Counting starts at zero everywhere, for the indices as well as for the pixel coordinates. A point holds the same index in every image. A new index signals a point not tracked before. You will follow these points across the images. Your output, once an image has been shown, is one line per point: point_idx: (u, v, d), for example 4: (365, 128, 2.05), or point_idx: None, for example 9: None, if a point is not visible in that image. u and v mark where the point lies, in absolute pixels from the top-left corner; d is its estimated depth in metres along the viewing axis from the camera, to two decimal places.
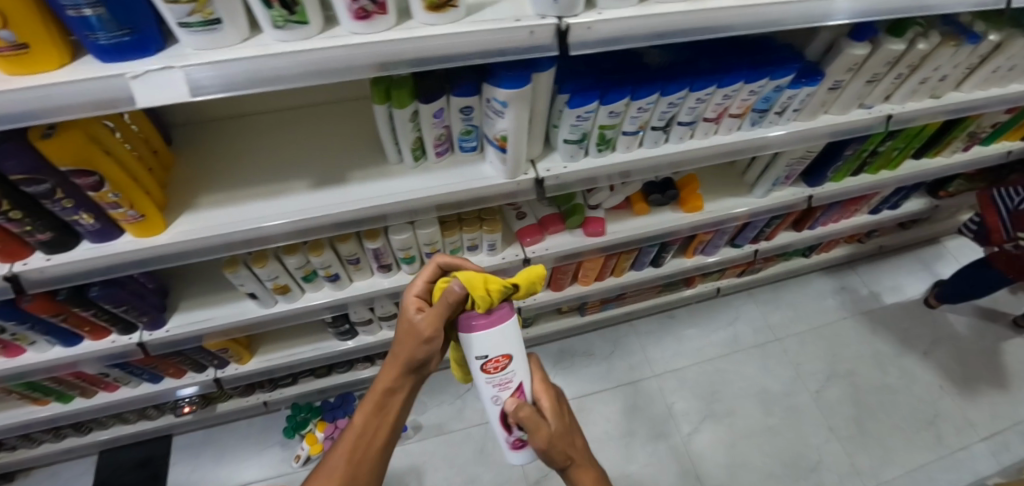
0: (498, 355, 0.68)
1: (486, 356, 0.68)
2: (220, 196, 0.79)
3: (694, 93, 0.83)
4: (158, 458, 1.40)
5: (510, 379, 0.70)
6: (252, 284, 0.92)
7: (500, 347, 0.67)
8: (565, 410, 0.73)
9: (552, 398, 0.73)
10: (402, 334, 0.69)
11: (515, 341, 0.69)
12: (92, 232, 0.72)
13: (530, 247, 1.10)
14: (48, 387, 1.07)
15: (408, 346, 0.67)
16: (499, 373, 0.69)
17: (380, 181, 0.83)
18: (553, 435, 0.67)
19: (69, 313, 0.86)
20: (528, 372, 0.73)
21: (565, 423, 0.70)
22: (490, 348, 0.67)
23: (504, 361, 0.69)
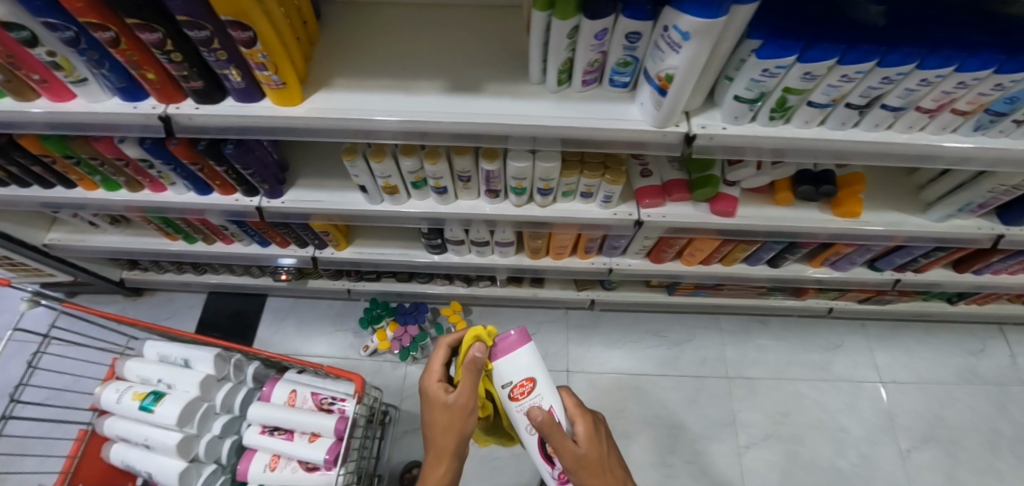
0: (523, 378, 0.78)
1: (511, 383, 0.78)
2: (354, 80, 0.77)
3: (921, 72, 0.65)
4: (251, 312, 1.55)
5: (541, 400, 0.78)
6: (365, 178, 0.92)
7: (521, 373, 0.77)
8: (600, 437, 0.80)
9: (586, 422, 0.80)
10: (447, 420, 0.79)
11: (536, 365, 0.79)
12: (237, 89, 0.73)
13: (646, 210, 1.00)
14: (179, 225, 1.19)
15: (455, 429, 0.79)
16: (525, 398, 0.78)
17: (514, 98, 0.76)
18: (585, 454, 0.76)
19: (205, 164, 0.92)
20: (561, 397, 0.81)
21: (598, 447, 0.78)
22: (512, 375, 0.78)
23: (528, 385, 0.78)
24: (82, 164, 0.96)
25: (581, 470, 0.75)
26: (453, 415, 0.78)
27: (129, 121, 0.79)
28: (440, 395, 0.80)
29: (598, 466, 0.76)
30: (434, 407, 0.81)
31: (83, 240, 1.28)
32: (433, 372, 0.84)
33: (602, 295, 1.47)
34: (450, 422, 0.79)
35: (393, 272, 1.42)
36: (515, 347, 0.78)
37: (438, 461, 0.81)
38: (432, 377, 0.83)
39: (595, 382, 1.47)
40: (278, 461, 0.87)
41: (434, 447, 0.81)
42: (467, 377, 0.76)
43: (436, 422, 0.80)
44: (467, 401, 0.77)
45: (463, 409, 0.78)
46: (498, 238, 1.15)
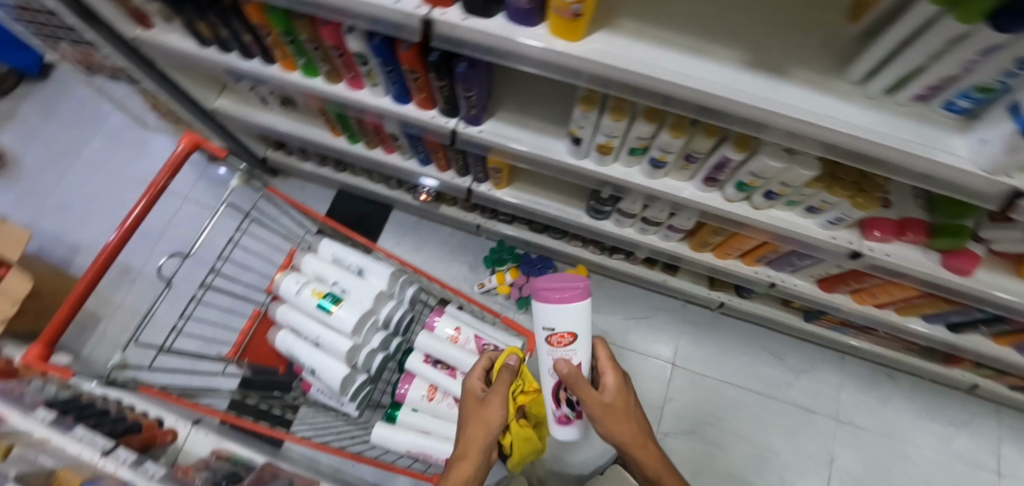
0: (564, 331, 0.73)
1: (551, 328, 0.74)
2: (643, 27, 0.67)
3: None
4: (375, 220, 1.56)
5: (572, 354, 0.75)
6: (587, 132, 0.84)
7: (568, 325, 0.72)
8: (625, 385, 0.80)
9: (615, 374, 0.80)
10: (481, 421, 0.70)
11: (583, 323, 0.74)
12: (518, 10, 0.64)
13: (871, 243, 0.90)
14: (350, 124, 1.15)
15: (482, 427, 0.70)
16: (561, 348, 0.74)
17: (822, 94, 0.65)
18: (613, 404, 0.77)
19: (422, 76, 0.85)
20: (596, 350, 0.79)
21: (623, 400, 0.79)
22: (555, 323, 0.73)
23: (567, 337, 0.74)
24: (294, 44, 0.91)
25: (607, 419, 0.76)
26: (485, 408, 0.71)
27: (381, 16, 0.72)
28: (474, 393, 0.74)
29: (622, 416, 0.78)
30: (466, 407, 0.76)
31: (249, 114, 1.27)
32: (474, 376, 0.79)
33: (735, 301, 1.39)
34: (482, 418, 0.71)
35: (529, 221, 1.38)
36: (574, 299, 0.72)
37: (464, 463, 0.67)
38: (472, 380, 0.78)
39: (697, 383, 1.45)
40: (435, 391, 0.89)
41: (461, 447, 0.68)
42: (504, 377, 0.72)
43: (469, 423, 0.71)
44: (502, 401, 0.71)
45: (498, 410, 0.70)
46: (676, 223, 1.07)
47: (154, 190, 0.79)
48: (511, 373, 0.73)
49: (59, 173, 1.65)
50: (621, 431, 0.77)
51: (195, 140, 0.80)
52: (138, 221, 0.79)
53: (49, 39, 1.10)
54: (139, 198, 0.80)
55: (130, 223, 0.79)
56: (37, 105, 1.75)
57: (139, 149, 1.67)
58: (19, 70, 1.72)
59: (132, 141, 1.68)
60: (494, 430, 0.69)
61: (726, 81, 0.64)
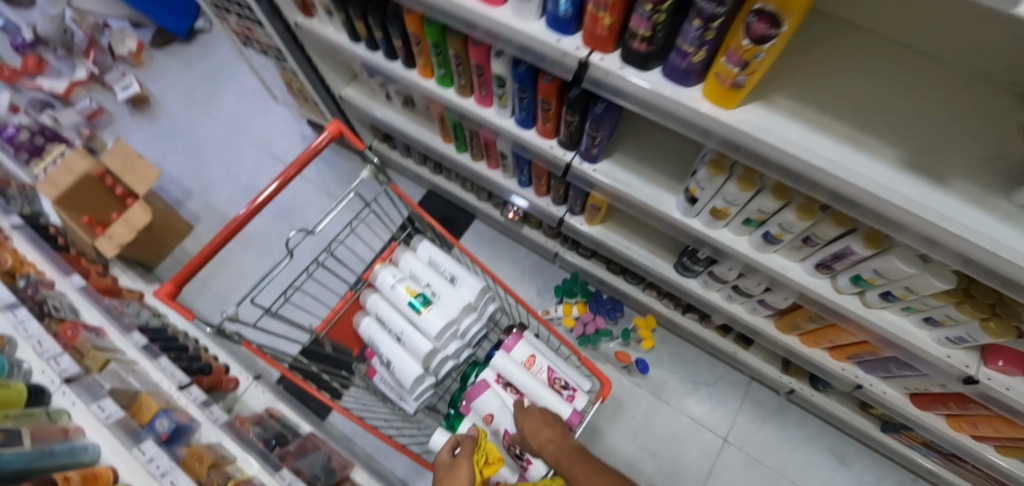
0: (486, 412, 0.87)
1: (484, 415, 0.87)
2: (797, 107, 0.67)
3: None
4: (457, 226, 1.60)
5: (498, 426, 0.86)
6: (706, 194, 0.83)
7: (486, 406, 0.86)
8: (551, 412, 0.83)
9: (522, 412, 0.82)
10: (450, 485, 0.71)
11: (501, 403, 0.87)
12: (677, 69, 0.65)
13: (992, 372, 0.81)
14: (463, 134, 1.21)
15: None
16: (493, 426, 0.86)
17: (986, 212, 0.60)
18: (533, 424, 0.80)
19: (555, 108, 0.88)
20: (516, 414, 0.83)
21: (536, 425, 0.80)
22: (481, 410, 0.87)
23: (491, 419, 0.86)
24: (439, 57, 0.97)
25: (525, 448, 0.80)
26: (453, 470, 0.73)
27: (537, 50, 0.75)
28: (446, 460, 0.78)
29: (536, 432, 0.79)
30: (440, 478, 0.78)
31: (370, 106, 1.36)
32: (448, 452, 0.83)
33: (807, 393, 1.31)
34: (454, 477, 0.72)
35: (609, 260, 1.38)
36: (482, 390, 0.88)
37: None
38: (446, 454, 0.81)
39: (747, 466, 1.37)
40: (489, 420, 0.86)
41: None
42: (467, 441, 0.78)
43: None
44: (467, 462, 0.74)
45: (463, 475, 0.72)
46: (770, 299, 1.03)
47: (298, 164, 0.82)
48: (470, 442, 0.79)
49: (191, 123, 1.83)
50: (540, 446, 0.77)
51: (339, 127, 0.86)
52: (270, 198, 0.80)
53: (220, 11, 1.24)
54: (269, 183, 0.81)
55: (260, 202, 0.79)
56: (183, 62, 1.97)
57: (260, 116, 1.83)
58: (171, 31, 1.95)
59: (257, 107, 1.85)
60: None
61: (879, 178, 0.62)
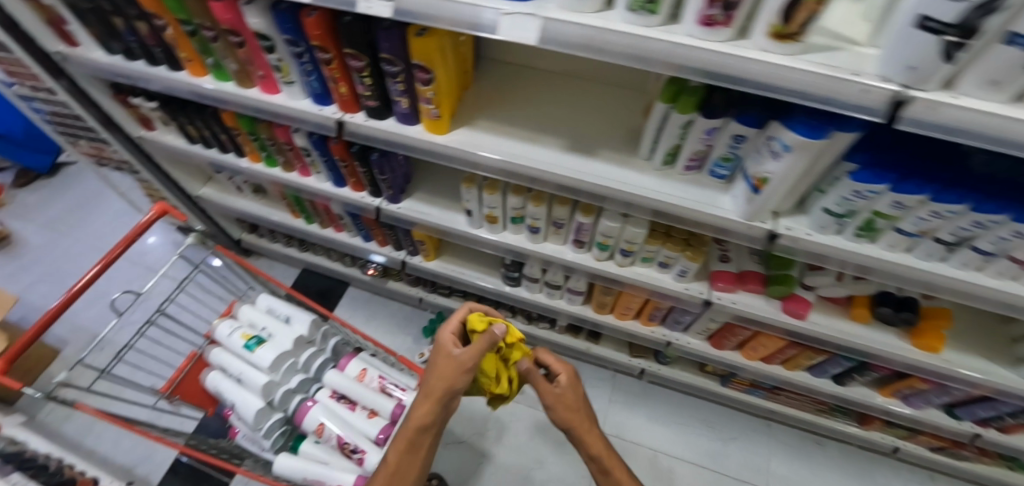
0: (316, 426, 0.98)
1: (316, 427, 0.98)
2: (492, 124, 0.93)
3: (1016, 224, 0.69)
4: (332, 296, 1.73)
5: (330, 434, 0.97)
6: (474, 204, 1.07)
7: (313, 420, 0.98)
8: (580, 385, 0.97)
9: (566, 373, 0.96)
10: (446, 376, 0.82)
11: (327, 413, 0.99)
12: (401, 113, 0.92)
13: (718, 292, 1.05)
14: (305, 206, 1.41)
15: (449, 380, 0.82)
16: (327, 433, 0.97)
17: (623, 168, 0.87)
18: (557, 400, 0.94)
19: (350, 164, 1.12)
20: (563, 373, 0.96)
21: (574, 394, 0.95)
22: (310, 427, 0.99)
23: (321, 432, 0.98)
24: (257, 141, 1.20)
25: (557, 407, 0.94)
26: (454, 370, 0.82)
27: (312, 119, 0.99)
28: (447, 347, 0.85)
29: (572, 405, 0.94)
30: (434, 351, 0.87)
31: (225, 199, 1.54)
32: (448, 328, 0.90)
33: (654, 368, 1.49)
34: (447, 374, 0.83)
35: (464, 293, 1.56)
36: (308, 408, 1.00)
37: (424, 403, 0.83)
38: (447, 330, 0.89)
39: (629, 451, 1.49)
40: (323, 429, 0.98)
41: (424, 393, 0.83)
42: (483, 340, 0.84)
43: (434, 375, 0.84)
44: (468, 362, 0.82)
45: (461, 369, 0.82)
46: (571, 285, 1.24)
47: (124, 243, 0.97)
48: (488, 342, 0.85)
49: (59, 253, 1.88)
50: (572, 418, 0.93)
51: (164, 207, 1.03)
52: (97, 274, 0.93)
53: (73, 140, 1.41)
54: (95, 264, 0.94)
55: (82, 285, 0.91)
56: (49, 196, 2.06)
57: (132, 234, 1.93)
58: (31, 168, 2.05)
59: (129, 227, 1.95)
60: (454, 388, 0.82)
61: (548, 160, 0.88)
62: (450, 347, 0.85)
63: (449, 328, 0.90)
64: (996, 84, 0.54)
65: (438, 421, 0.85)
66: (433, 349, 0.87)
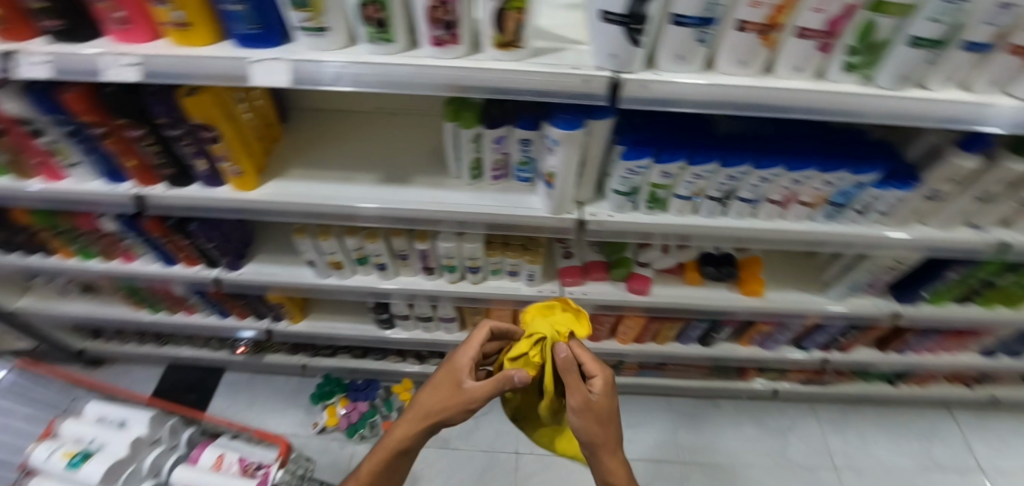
0: None
1: None
2: (304, 170, 0.93)
3: (758, 171, 0.80)
4: (207, 386, 1.58)
5: None
6: (313, 253, 1.05)
7: None
8: (614, 394, 0.81)
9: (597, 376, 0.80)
10: (439, 397, 0.81)
11: None
12: (203, 176, 0.89)
13: (568, 287, 1.10)
14: (146, 295, 1.29)
15: (447, 412, 0.80)
16: None
17: (437, 189, 0.91)
18: (586, 407, 0.77)
19: (172, 239, 1.05)
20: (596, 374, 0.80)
21: (606, 407, 0.79)
22: None
23: None
24: (63, 235, 1.08)
25: (585, 421, 0.77)
26: (453, 400, 0.80)
27: (108, 200, 0.92)
28: (456, 373, 0.82)
29: (598, 419, 0.78)
30: (445, 369, 0.84)
31: (49, 306, 1.36)
32: (467, 350, 0.85)
33: None
34: (443, 397, 0.81)
35: (349, 348, 1.51)
36: None
37: (413, 422, 0.82)
38: (466, 353, 0.84)
39: (546, 464, 1.48)
40: None
41: (416, 413, 0.82)
42: (497, 380, 0.78)
43: (434, 391, 0.82)
44: (475, 398, 0.79)
45: (465, 403, 0.79)
46: (441, 313, 1.25)
47: None
48: (501, 385, 0.78)
49: None
50: (596, 434, 0.78)
51: None
52: None
53: None
54: None
55: None
56: None
57: None
58: None
59: None
60: (445, 419, 0.80)
61: (363, 194, 0.89)
62: (462, 376, 0.81)
63: (468, 350, 0.85)
64: (683, 58, 0.64)
65: (419, 440, 0.84)
66: (447, 365, 0.85)
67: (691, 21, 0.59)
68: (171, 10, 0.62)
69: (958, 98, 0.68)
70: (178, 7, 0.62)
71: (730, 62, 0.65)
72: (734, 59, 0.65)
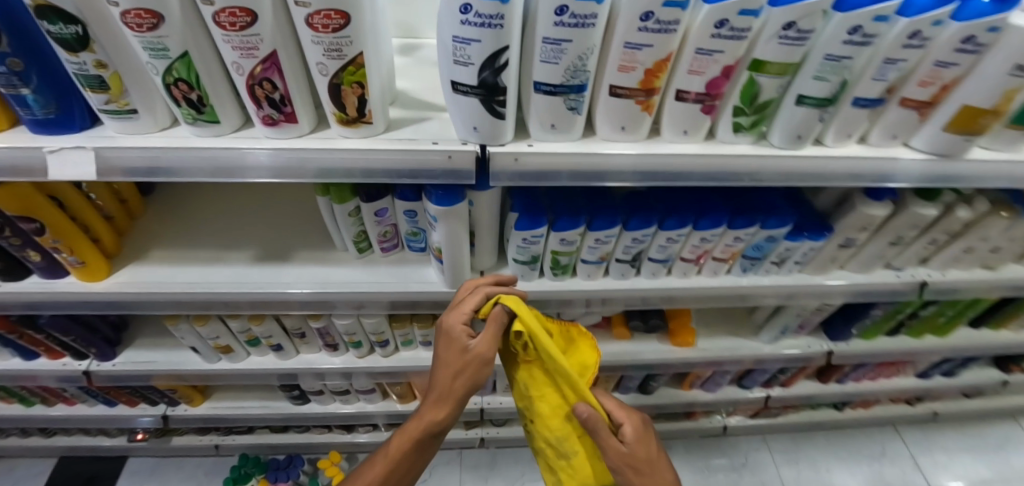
0: None
1: None
2: (168, 252, 0.82)
3: (664, 232, 0.75)
4: (103, 478, 1.39)
5: None
6: (192, 339, 0.92)
7: None
8: (645, 435, 0.70)
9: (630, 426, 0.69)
10: (453, 366, 0.69)
11: None
12: (40, 267, 0.75)
13: None
14: (13, 389, 1.12)
15: (469, 377, 0.69)
16: None
17: (321, 265, 0.82)
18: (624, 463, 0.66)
19: (24, 333, 0.90)
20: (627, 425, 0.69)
21: (645, 449, 0.69)
22: None
23: None
24: None
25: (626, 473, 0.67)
26: (469, 364, 0.68)
27: None
28: (457, 340, 0.68)
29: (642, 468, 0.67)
30: (441, 341, 0.70)
31: None
32: (456, 316, 0.69)
33: (491, 432, 1.45)
34: (458, 363, 0.68)
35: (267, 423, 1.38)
36: None
37: (438, 404, 0.73)
38: (455, 317, 0.68)
39: None
40: None
41: (436, 391, 0.72)
42: (495, 326, 0.65)
43: (444, 365, 0.70)
44: (488, 353, 0.66)
45: (481, 363, 0.67)
46: (358, 386, 1.14)
47: None
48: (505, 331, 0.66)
49: None
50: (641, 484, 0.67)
51: None
52: None
53: None
54: None
55: None
56: None
57: None
58: None
59: None
60: (471, 384, 0.69)
61: (233, 276, 0.79)
62: (462, 341, 0.68)
63: (457, 314, 0.68)
64: (555, 128, 0.57)
65: (453, 419, 0.75)
66: (441, 332, 0.70)
67: (557, 89, 0.52)
68: None
69: (855, 152, 0.64)
70: None
71: (608, 128, 0.59)
72: (613, 124, 0.59)
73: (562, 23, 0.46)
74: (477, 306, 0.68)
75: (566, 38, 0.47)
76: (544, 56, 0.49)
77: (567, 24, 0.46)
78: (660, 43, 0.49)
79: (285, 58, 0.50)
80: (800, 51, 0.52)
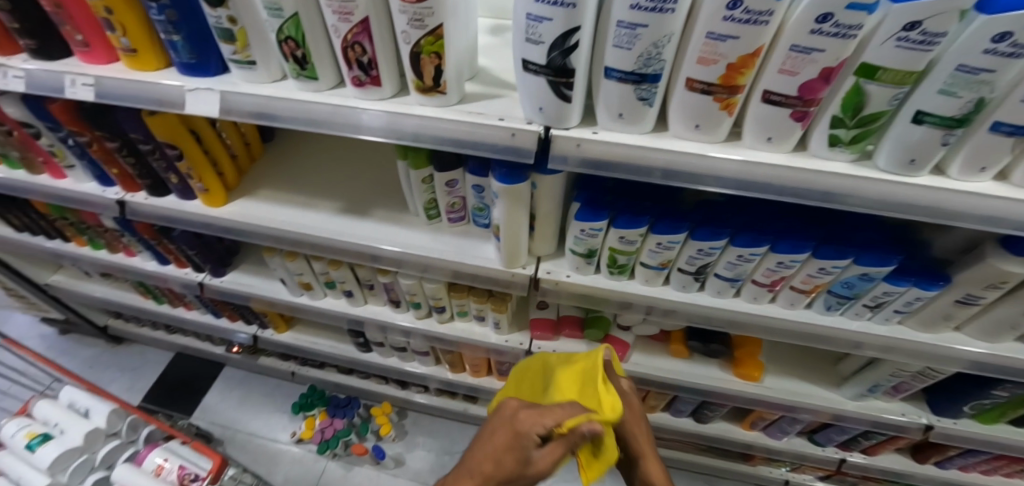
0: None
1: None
2: (272, 193, 0.94)
3: (735, 248, 0.69)
4: (205, 378, 1.64)
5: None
6: (283, 272, 1.05)
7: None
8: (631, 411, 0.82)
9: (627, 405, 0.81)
10: (508, 468, 0.66)
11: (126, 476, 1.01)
12: (177, 188, 0.90)
13: (537, 341, 1.03)
14: (151, 287, 1.37)
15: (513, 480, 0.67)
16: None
17: (393, 225, 0.88)
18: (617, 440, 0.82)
19: (161, 242, 1.10)
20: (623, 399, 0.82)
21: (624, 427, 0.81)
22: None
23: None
24: (75, 225, 1.17)
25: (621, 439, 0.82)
26: (531, 474, 0.65)
27: (98, 201, 0.97)
28: (522, 449, 0.65)
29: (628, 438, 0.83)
30: (508, 438, 0.67)
31: (76, 286, 1.48)
32: (535, 419, 0.65)
33: None
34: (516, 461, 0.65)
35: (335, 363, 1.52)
36: None
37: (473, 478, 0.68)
38: (533, 425, 0.65)
39: None
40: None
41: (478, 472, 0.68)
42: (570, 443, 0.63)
43: (496, 457, 0.67)
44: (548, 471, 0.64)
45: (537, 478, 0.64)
46: (414, 347, 1.21)
47: None
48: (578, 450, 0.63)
49: None
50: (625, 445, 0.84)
51: None
52: None
53: None
54: None
55: None
56: None
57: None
58: None
59: None
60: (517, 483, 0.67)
61: (318, 222, 0.88)
62: (527, 451, 0.64)
63: (536, 423, 0.65)
64: (624, 117, 0.55)
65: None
66: (510, 429, 0.67)
67: (628, 77, 0.51)
68: (118, 36, 0.63)
69: (988, 190, 0.54)
70: (124, 33, 0.63)
71: (682, 125, 0.56)
72: (687, 122, 0.55)
73: (638, 7, 0.45)
74: (558, 421, 0.63)
75: (641, 23, 0.45)
76: (617, 40, 0.48)
77: (644, 7, 0.44)
78: (747, 36, 0.45)
79: (376, 24, 0.54)
80: (925, 59, 0.44)
